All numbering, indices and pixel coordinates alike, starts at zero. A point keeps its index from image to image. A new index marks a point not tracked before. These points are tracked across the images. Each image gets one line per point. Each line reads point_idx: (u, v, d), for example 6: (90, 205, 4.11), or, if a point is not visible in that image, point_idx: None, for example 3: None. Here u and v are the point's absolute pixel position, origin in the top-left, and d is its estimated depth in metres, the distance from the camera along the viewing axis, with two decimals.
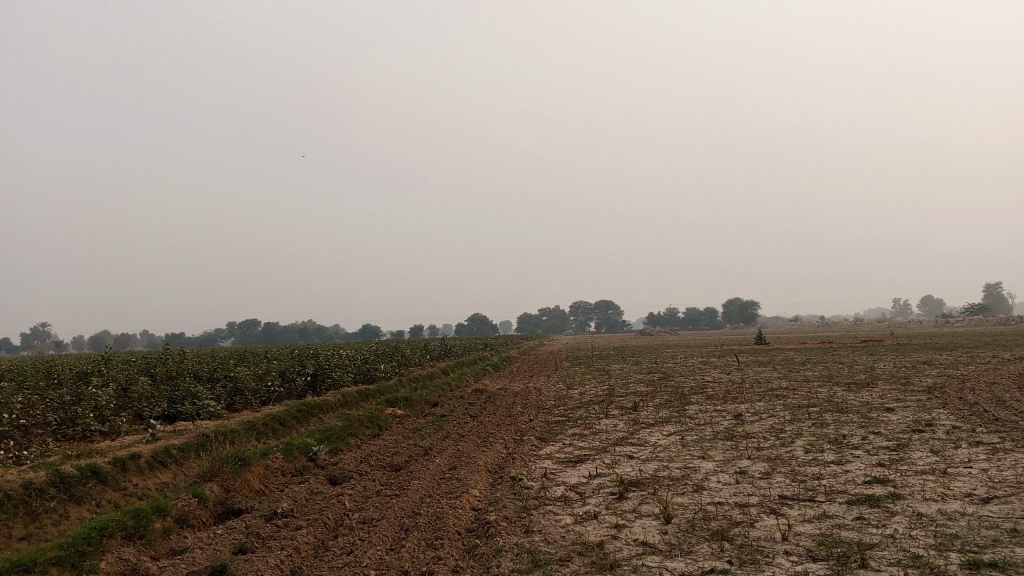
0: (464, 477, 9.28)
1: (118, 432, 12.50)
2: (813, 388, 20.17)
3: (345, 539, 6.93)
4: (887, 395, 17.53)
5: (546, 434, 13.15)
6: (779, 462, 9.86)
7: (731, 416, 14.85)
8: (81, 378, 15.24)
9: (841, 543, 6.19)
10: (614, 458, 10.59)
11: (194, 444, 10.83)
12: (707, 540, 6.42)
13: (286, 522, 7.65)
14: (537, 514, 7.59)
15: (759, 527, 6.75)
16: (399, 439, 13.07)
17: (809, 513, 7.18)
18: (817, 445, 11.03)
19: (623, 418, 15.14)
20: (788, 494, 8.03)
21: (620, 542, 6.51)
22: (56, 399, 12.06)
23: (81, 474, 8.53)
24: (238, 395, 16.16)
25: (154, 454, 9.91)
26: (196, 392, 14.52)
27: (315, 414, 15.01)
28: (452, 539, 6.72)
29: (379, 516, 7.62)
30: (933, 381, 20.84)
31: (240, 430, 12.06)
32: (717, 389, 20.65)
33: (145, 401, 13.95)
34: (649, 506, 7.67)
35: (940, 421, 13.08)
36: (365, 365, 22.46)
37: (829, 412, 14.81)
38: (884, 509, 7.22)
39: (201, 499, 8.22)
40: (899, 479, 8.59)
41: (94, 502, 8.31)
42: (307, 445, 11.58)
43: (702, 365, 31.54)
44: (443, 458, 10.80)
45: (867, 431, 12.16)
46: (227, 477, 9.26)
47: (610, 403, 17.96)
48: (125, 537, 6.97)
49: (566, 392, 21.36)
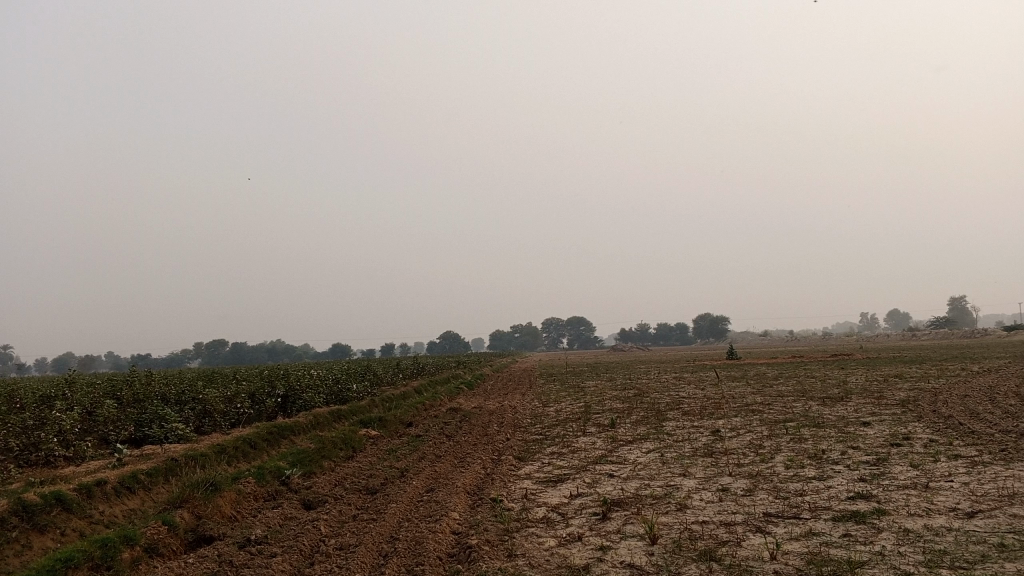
0: (443, 499, 9.08)
1: (84, 457, 12.14)
2: (788, 402, 20.22)
3: (322, 566, 6.70)
4: (861, 409, 17.60)
5: (523, 454, 12.98)
6: (761, 479, 9.78)
7: (708, 432, 14.78)
8: (44, 401, 14.82)
9: (831, 561, 6.09)
10: (594, 477, 10.45)
11: (163, 468, 10.53)
12: (694, 561, 6.28)
13: (261, 550, 7.40)
14: (519, 536, 7.42)
15: (747, 546, 6.64)
16: (374, 461, 12.83)
17: (796, 531, 7.08)
18: (797, 461, 10.96)
19: (601, 435, 15.00)
20: (772, 511, 7.93)
21: (606, 564, 6.36)
22: (17, 424, 11.68)
23: (45, 502, 8.22)
24: (207, 417, 15.80)
25: (121, 480, 9.60)
26: (164, 415, 14.18)
27: (287, 436, 14.71)
28: (433, 564, 6.53)
29: (358, 542, 7.41)
30: (906, 394, 20.98)
31: (211, 454, 11.75)
32: (692, 405, 20.62)
33: (111, 425, 13.59)
34: (633, 526, 7.53)
35: (917, 434, 13.11)
36: (336, 385, 22.15)
37: (806, 427, 14.80)
38: (870, 526, 7.15)
39: (171, 526, 7.95)
40: (882, 494, 8.54)
41: (58, 531, 8.00)
42: (280, 468, 11.31)
43: (675, 381, 31.54)
44: (421, 480, 10.58)
45: (846, 446, 12.14)
46: (198, 503, 8.98)
47: (586, 420, 17.83)
48: (92, 568, 6.68)
49: (541, 410, 21.21)
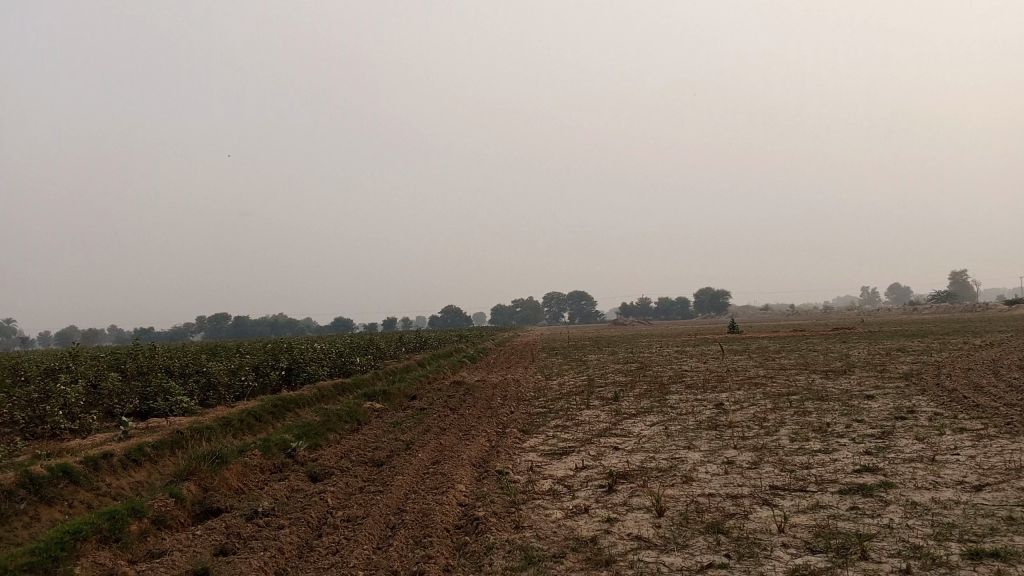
0: (449, 471, 9.09)
1: (89, 430, 12.18)
2: (791, 376, 20.25)
3: (329, 538, 6.72)
4: (864, 383, 17.59)
5: (528, 426, 13.01)
6: (767, 451, 9.79)
7: (712, 405, 14.80)
8: (49, 374, 14.85)
9: (839, 534, 6.09)
10: (600, 449, 10.45)
11: (169, 441, 10.54)
12: (702, 533, 6.28)
13: (268, 522, 7.41)
14: (526, 508, 7.43)
15: (754, 519, 6.64)
16: (378, 433, 12.86)
17: (803, 504, 7.09)
18: (802, 434, 10.97)
19: (605, 408, 15.02)
20: (779, 484, 7.93)
21: (614, 536, 6.37)
22: (23, 397, 11.71)
23: (52, 475, 8.23)
24: (212, 390, 15.85)
25: (128, 452, 9.62)
26: (168, 388, 14.20)
27: (292, 408, 14.74)
28: (441, 536, 6.53)
29: (365, 513, 7.42)
30: (909, 367, 21.00)
31: (216, 426, 11.78)
32: (696, 379, 20.63)
33: (116, 398, 13.62)
34: (640, 498, 7.54)
35: (921, 408, 13.12)
36: (340, 359, 22.19)
37: (810, 400, 14.82)
38: (877, 499, 7.15)
39: (179, 499, 7.96)
40: (889, 467, 8.54)
41: (66, 503, 8.02)
42: (286, 441, 11.33)
43: (678, 354, 31.53)
44: (426, 452, 10.60)
45: (851, 419, 12.14)
46: (204, 475, 8.99)
47: (590, 393, 17.86)
48: (100, 541, 6.67)
49: (544, 383, 21.24)
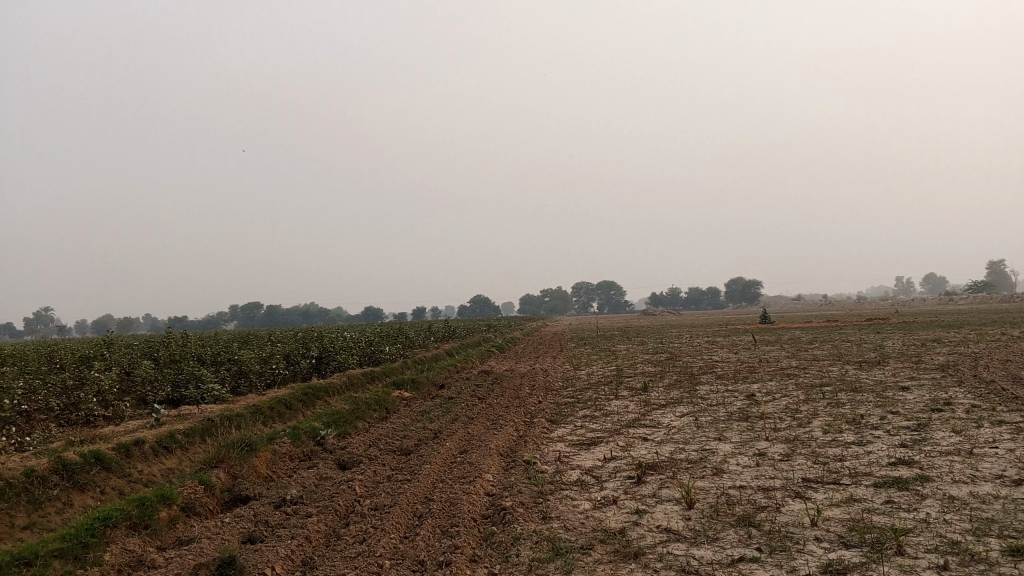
0: (477, 461, 9.05)
1: (122, 417, 12.32)
2: (823, 367, 19.96)
3: (357, 526, 6.71)
4: (899, 374, 17.29)
5: (556, 416, 12.94)
6: (799, 444, 9.62)
7: (744, 396, 14.62)
8: (84, 362, 15.06)
9: (874, 528, 5.95)
10: (629, 440, 10.35)
11: (200, 428, 10.61)
12: (732, 526, 6.17)
13: (296, 510, 7.42)
14: (553, 498, 7.37)
15: (787, 512, 6.51)
16: (407, 422, 12.86)
17: (836, 497, 6.94)
18: (835, 426, 10.78)
19: (634, 398, 14.89)
20: (812, 477, 7.79)
21: (643, 528, 6.28)
22: (58, 384, 11.87)
23: (84, 461, 8.31)
24: (243, 378, 15.97)
25: (159, 439, 9.70)
26: (200, 375, 14.32)
27: (321, 397, 14.80)
28: (468, 526, 6.49)
29: (392, 502, 7.40)
30: (945, 358, 20.61)
31: (246, 414, 11.85)
32: (726, 369, 20.42)
33: (149, 386, 13.77)
34: (669, 490, 7.44)
35: (959, 399, 12.84)
36: (370, 347, 22.26)
37: (844, 391, 14.58)
38: (914, 493, 6.99)
39: (208, 486, 8.01)
40: (925, 460, 8.35)
41: (98, 490, 8.11)
42: (315, 429, 11.37)
43: (708, 345, 31.25)
44: (454, 441, 10.57)
45: (885, 411, 11.91)
46: (233, 463, 9.03)
47: (619, 383, 17.74)
48: (130, 527, 6.72)
49: (573, 373, 21.18)
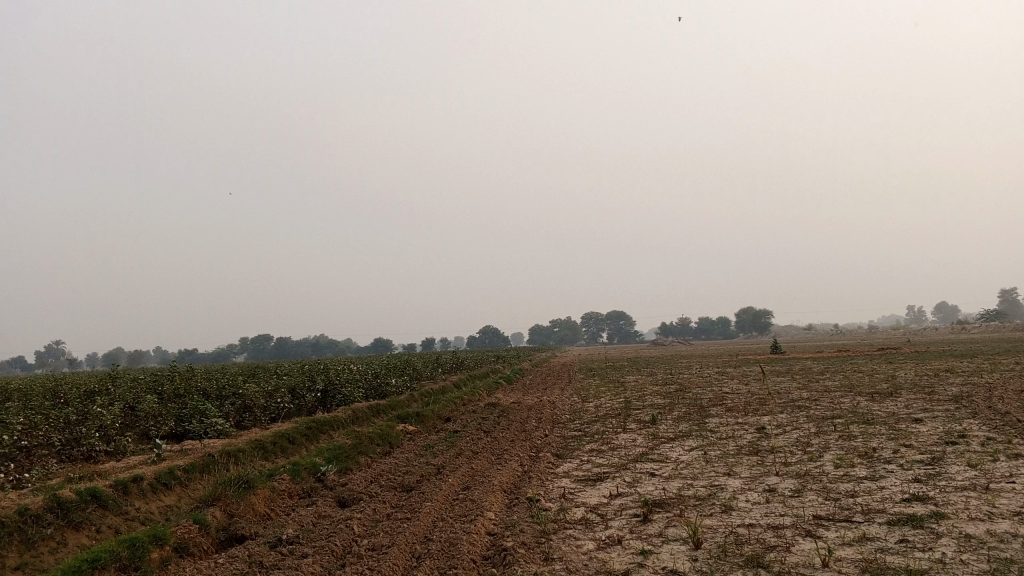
0: (479, 498, 8.86)
1: (124, 452, 12.16)
2: (835, 398, 19.66)
3: (353, 568, 6.52)
4: (912, 405, 17.00)
5: (562, 451, 12.72)
6: (810, 479, 9.39)
7: (754, 429, 14.36)
8: (88, 396, 14.93)
9: (888, 570, 5.72)
10: (635, 476, 10.14)
11: (199, 464, 10.44)
12: (741, 568, 5.96)
13: (292, 550, 7.24)
14: (557, 538, 7.16)
15: (797, 552, 6.29)
16: (410, 457, 12.67)
17: (849, 536, 6.72)
18: (847, 460, 10.54)
19: (642, 432, 14.66)
20: (823, 514, 7.56)
21: (647, 570, 6.07)
22: (60, 419, 11.74)
23: (80, 499, 8.15)
24: (247, 412, 15.81)
25: (158, 476, 9.54)
26: (204, 410, 14.16)
27: (325, 431, 14.63)
28: (467, 568, 6.30)
29: (391, 542, 7.22)
30: (958, 389, 20.28)
31: (247, 449, 11.68)
32: (737, 401, 20.15)
33: (152, 420, 13.62)
34: (676, 529, 7.22)
35: (973, 432, 12.58)
36: (376, 380, 22.09)
37: (855, 424, 14.32)
38: (929, 531, 6.76)
39: (203, 524, 7.84)
40: (940, 496, 8.11)
41: (93, 528, 7.94)
42: (316, 465, 11.19)
43: (718, 376, 30.94)
44: (457, 477, 10.38)
45: (898, 444, 11.66)
46: (230, 501, 8.86)
47: (627, 416, 17.49)
48: (119, 569, 6.55)
49: (581, 405, 20.92)
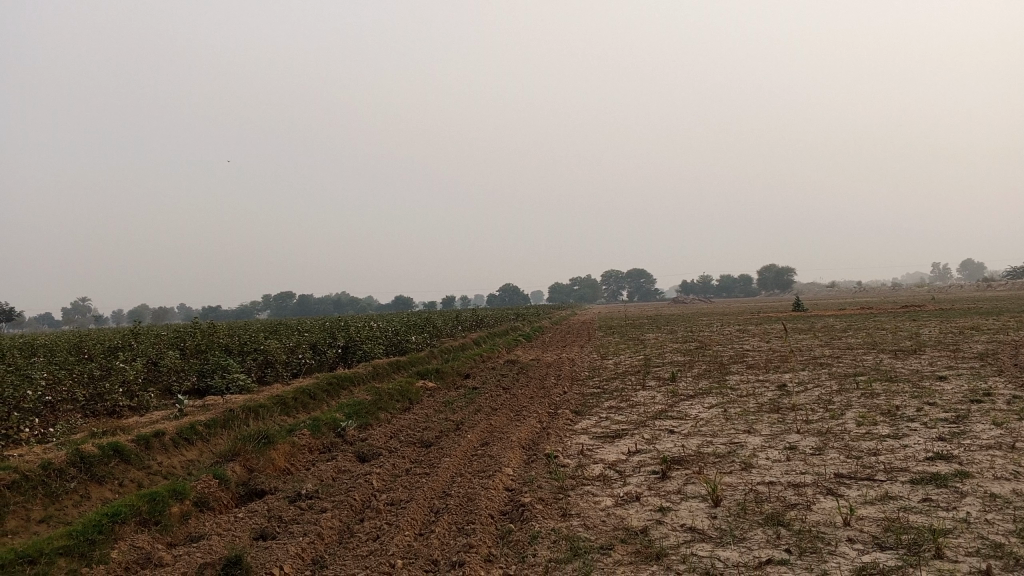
0: (497, 454, 8.85)
1: (147, 408, 12.25)
2: (858, 355, 19.47)
3: (371, 523, 6.52)
4: (936, 363, 16.80)
5: (581, 407, 12.69)
6: (832, 437, 9.29)
7: (775, 386, 14.28)
8: (111, 351, 15.06)
9: (911, 529, 5.63)
10: (655, 432, 10.09)
11: (220, 419, 10.50)
12: (761, 526, 5.89)
13: (311, 505, 7.26)
14: (574, 494, 7.13)
15: (818, 510, 6.21)
16: (430, 413, 12.70)
17: (871, 494, 6.63)
18: (869, 418, 10.42)
19: (661, 389, 14.60)
20: (845, 472, 7.48)
21: (666, 527, 6.01)
22: (84, 375, 11.85)
23: (102, 454, 8.21)
24: (269, 367, 15.90)
25: (180, 431, 9.60)
26: (226, 365, 14.22)
27: (346, 387, 14.69)
28: (485, 523, 6.28)
29: (409, 497, 7.22)
30: (983, 347, 20.03)
31: (268, 404, 11.74)
32: (757, 358, 20.02)
33: (175, 375, 13.72)
34: (694, 486, 7.16)
35: (999, 390, 12.42)
36: (396, 336, 22.14)
37: (878, 381, 14.17)
38: (953, 490, 6.65)
39: (223, 479, 7.89)
40: (964, 454, 7.99)
41: (116, 482, 8.01)
42: (336, 420, 11.23)
43: (739, 333, 30.76)
44: (475, 433, 10.37)
45: (922, 402, 11.51)
46: (250, 456, 8.90)
47: (646, 373, 17.45)
48: (139, 523, 6.60)
49: (600, 362, 20.91)
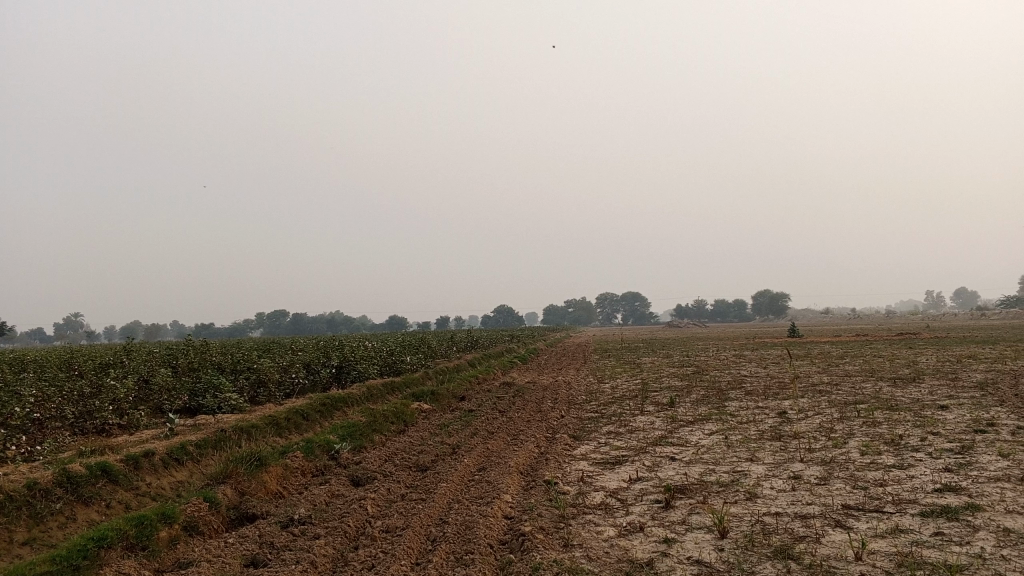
0: (495, 480, 8.65)
1: (137, 426, 12.00)
2: (857, 383, 19.30)
3: (366, 551, 6.31)
4: (937, 392, 16.65)
5: (579, 432, 12.50)
6: (836, 466, 9.11)
7: (775, 413, 14.11)
8: (102, 368, 14.81)
9: (926, 565, 5.46)
10: (655, 459, 9.90)
11: (211, 439, 10.28)
12: (770, 559, 5.71)
13: (304, 530, 7.05)
14: (575, 524, 6.93)
15: (828, 543, 6.03)
16: (425, 436, 12.49)
17: (881, 527, 6.45)
18: (873, 447, 10.25)
19: (660, 414, 14.40)
20: (852, 503, 7.29)
21: (672, 559, 5.83)
22: (74, 392, 11.61)
23: (90, 474, 7.99)
24: (262, 387, 15.67)
25: (170, 451, 9.37)
26: (218, 384, 13.97)
27: (340, 408, 14.47)
28: (484, 553, 6.08)
29: (405, 524, 7.01)
30: (983, 376, 19.90)
31: (261, 425, 11.51)
32: (756, 384, 19.86)
33: (166, 393, 13.48)
34: (699, 516, 6.98)
35: (1002, 420, 12.26)
36: (391, 357, 21.91)
37: (879, 410, 14.01)
38: (965, 524, 6.48)
39: (213, 503, 7.67)
40: (974, 486, 7.81)
41: (103, 503, 7.78)
42: (330, 442, 11.01)
43: (735, 359, 30.58)
44: (472, 457, 10.18)
45: (925, 431, 11.35)
46: (242, 479, 8.69)
47: (644, 398, 17.24)
48: (126, 548, 6.39)
49: (597, 386, 20.72)
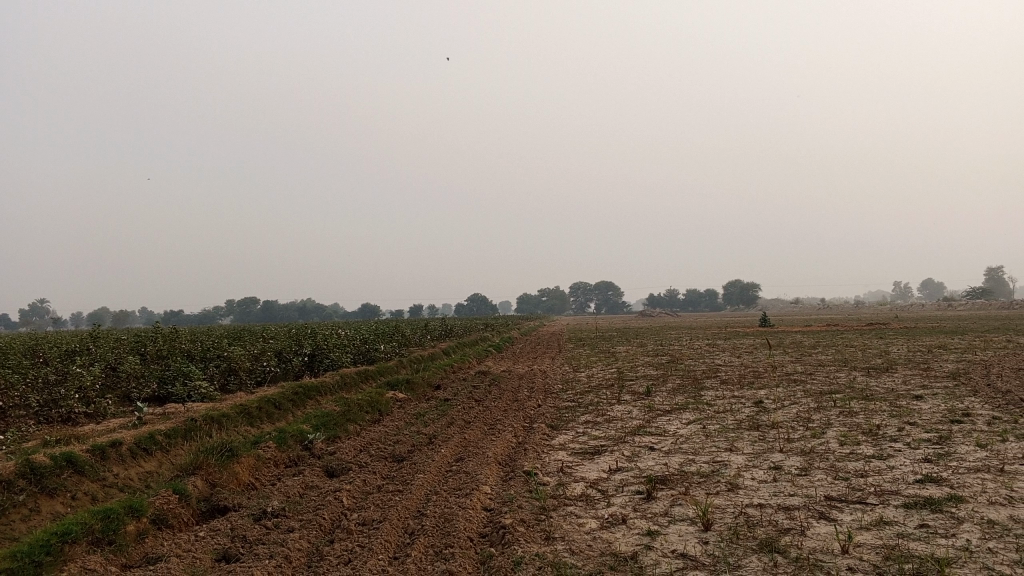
0: (473, 471, 8.49)
1: (105, 415, 11.69)
2: (831, 373, 19.41)
3: (342, 545, 6.13)
4: (911, 382, 16.74)
5: (557, 422, 12.37)
6: (816, 456, 9.07)
7: (752, 403, 14.08)
8: (67, 355, 14.40)
9: (913, 558, 5.39)
10: (635, 449, 9.80)
11: (181, 429, 10.01)
12: (755, 552, 5.61)
13: (277, 523, 6.85)
14: (556, 516, 6.80)
15: (814, 536, 5.95)
16: (401, 425, 12.29)
17: (865, 519, 6.38)
18: (851, 437, 10.25)
19: (637, 404, 14.32)
20: (834, 495, 7.22)
21: (656, 553, 5.71)
22: (38, 379, 11.25)
23: (55, 465, 7.71)
24: (233, 375, 15.35)
25: (138, 441, 9.09)
26: (188, 371, 13.65)
27: (313, 397, 14.22)
28: (464, 547, 5.93)
29: (382, 517, 6.84)
30: (954, 366, 20.10)
31: (232, 414, 11.24)
32: (731, 373, 19.89)
33: (135, 382, 13.14)
34: (682, 508, 6.88)
35: (976, 410, 12.30)
36: (365, 345, 21.64)
37: (854, 400, 14.04)
38: (949, 516, 6.42)
39: (183, 495, 7.44)
40: (954, 478, 7.79)
41: (68, 495, 7.52)
42: (303, 432, 10.78)
43: (709, 348, 30.70)
44: (449, 448, 10.01)
45: (902, 422, 11.36)
46: (212, 470, 8.46)
47: (621, 387, 17.17)
48: (91, 543, 6.14)
49: (573, 375, 20.62)
